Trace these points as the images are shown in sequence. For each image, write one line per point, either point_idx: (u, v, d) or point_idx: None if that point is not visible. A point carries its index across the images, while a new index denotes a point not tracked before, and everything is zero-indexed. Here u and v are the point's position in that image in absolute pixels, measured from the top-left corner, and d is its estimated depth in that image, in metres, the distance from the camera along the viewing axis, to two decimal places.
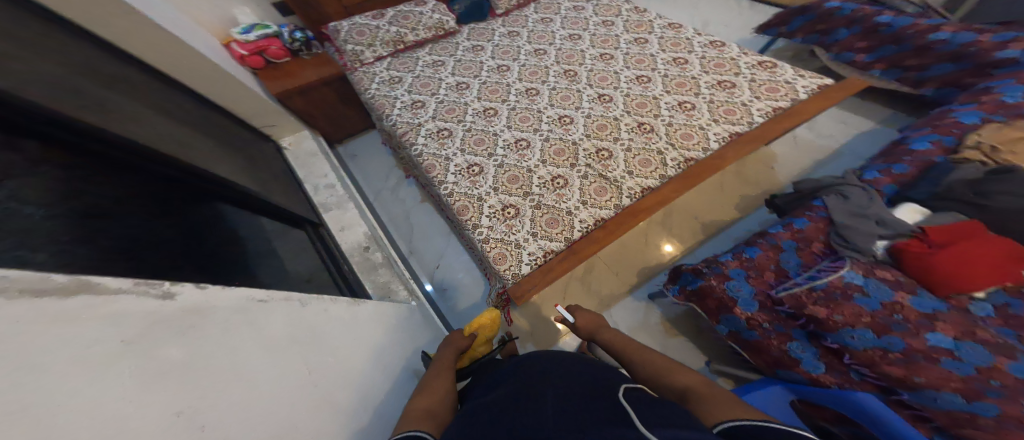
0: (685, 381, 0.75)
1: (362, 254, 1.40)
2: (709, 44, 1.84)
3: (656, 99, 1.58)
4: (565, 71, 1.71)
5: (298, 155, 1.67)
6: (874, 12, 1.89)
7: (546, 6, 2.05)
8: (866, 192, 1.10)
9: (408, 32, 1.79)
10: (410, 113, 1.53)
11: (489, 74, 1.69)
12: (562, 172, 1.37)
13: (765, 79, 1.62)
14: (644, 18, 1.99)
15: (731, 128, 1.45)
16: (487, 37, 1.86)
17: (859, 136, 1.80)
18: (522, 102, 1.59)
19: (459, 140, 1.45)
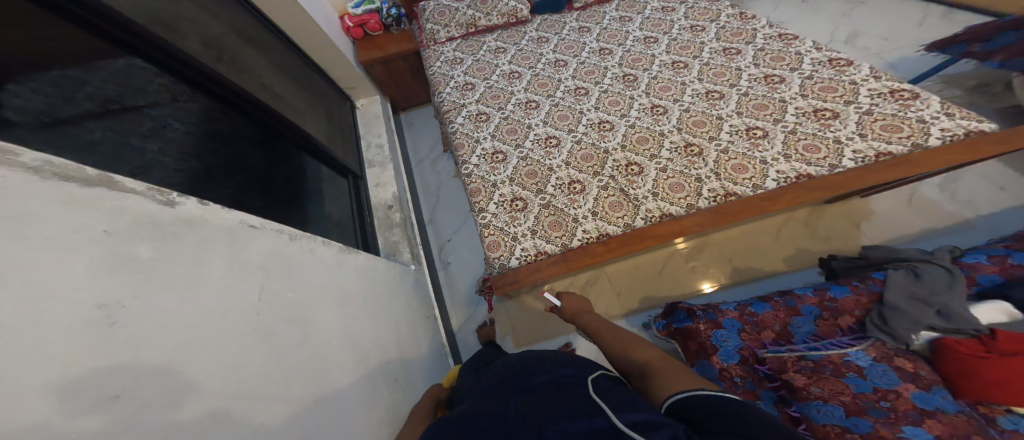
0: (645, 355, 0.70)
1: (384, 212, 1.60)
2: (829, 61, 1.46)
3: (720, 120, 1.38)
4: (624, 75, 1.60)
5: (365, 115, 1.92)
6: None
7: (631, 3, 1.89)
8: (948, 278, 0.94)
9: (481, 16, 1.82)
10: (458, 93, 1.61)
11: (544, 67, 1.67)
12: (582, 177, 1.31)
13: (888, 114, 1.26)
14: (749, 25, 1.67)
15: (804, 168, 1.21)
16: (556, 30, 1.82)
17: (1000, 215, 1.42)
18: (566, 100, 1.54)
19: (494, 126, 1.49)
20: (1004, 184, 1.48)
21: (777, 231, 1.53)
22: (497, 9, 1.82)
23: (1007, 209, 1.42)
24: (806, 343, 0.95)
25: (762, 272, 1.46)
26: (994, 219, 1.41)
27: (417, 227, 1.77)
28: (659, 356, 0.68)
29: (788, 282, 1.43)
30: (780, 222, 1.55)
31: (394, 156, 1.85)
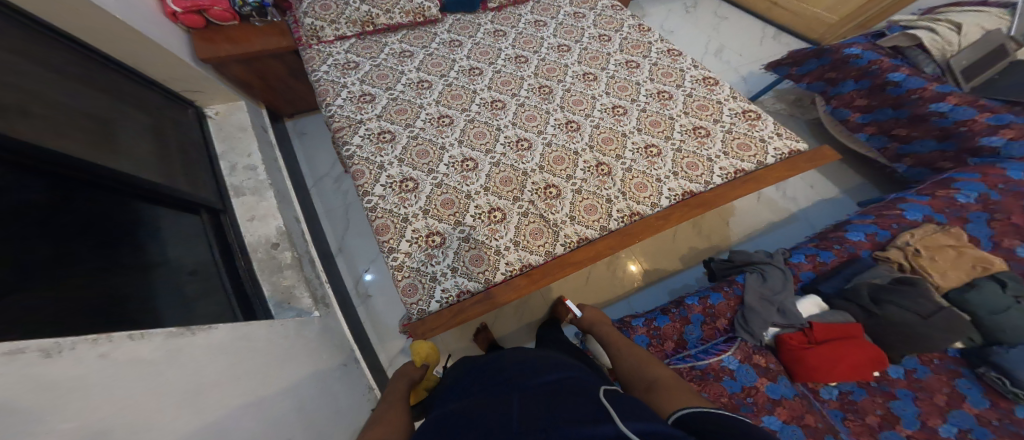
0: (657, 374, 0.89)
1: (267, 251, 1.33)
2: (702, 80, 1.61)
3: (624, 137, 1.43)
4: (540, 86, 1.53)
5: (223, 126, 1.50)
6: (891, 66, 1.60)
7: (545, 6, 1.79)
8: (783, 277, 1.21)
9: (379, 13, 1.56)
10: (353, 107, 1.34)
11: (457, 75, 1.50)
12: (502, 205, 1.26)
13: (741, 133, 1.45)
14: (645, 39, 1.72)
15: (688, 185, 1.33)
16: (471, 33, 1.65)
17: (817, 205, 1.87)
18: (482, 114, 1.42)
19: (401, 146, 1.29)
20: (812, 183, 1.94)
21: (675, 236, 1.78)
22: (399, 5, 1.57)
23: (823, 201, 1.88)
24: (696, 349, 1.12)
25: (665, 273, 1.69)
26: (812, 210, 1.85)
27: (315, 263, 1.53)
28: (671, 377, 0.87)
29: (685, 279, 1.69)
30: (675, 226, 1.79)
31: (275, 177, 1.53)
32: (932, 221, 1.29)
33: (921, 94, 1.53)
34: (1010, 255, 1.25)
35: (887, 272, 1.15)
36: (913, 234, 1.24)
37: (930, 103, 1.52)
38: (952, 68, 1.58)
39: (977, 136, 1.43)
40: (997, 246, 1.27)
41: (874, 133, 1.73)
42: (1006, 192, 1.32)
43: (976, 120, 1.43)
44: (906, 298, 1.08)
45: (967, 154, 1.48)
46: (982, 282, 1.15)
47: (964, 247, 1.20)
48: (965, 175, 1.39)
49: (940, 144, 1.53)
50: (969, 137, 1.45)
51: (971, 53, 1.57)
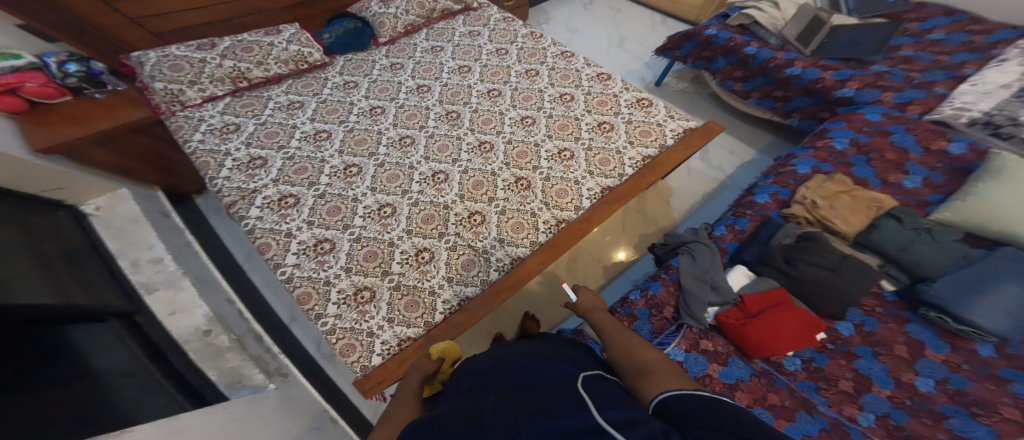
0: (645, 357, 0.76)
1: (201, 340, 1.11)
2: (596, 76, 1.66)
3: (537, 146, 1.43)
4: (447, 112, 1.50)
5: (112, 221, 1.26)
6: (743, 42, 1.85)
7: (439, 30, 1.78)
8: (710, 252, 1.27)
9: (249, 66, 1.49)
10: (242, 176, 1.26)
11: (358, 118, 1.46)
12: (428, 245, 1.21)
13: (640, 121, 1.51)
14: (539, 45, 1.76)
15: (604, 181, 1.36)
16: (365, 71, 1.62)
17: (743, 167, 1.93)
18: (392, 155, 1.37)
19: (308, 207, 1.23)
20: (731, 149, 2.01)
21: (622, 227, 1.78)
22: (273, 55, 1.52)
23: (747, 162, 1.95)
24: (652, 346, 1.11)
25: (622, 265, 1.66)
26: (740, 173, 1.91)
27: (261, 339, 1.33)
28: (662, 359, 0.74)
29: (643, 267, 1.67)
30: (619, 220, 1.81)
31: (189, 265, 1.32)
32: (820, 171, 1.42)
33: (775, 61, 1.78)
34: (897, 188, 1.37)
35: (794, 231, 1.26)
36: (808, 187, 1.36)
37: (785, 69, 1.76)
38: (788, 39, 1.84)
39: (833, 90, 1.67)
40: (884, 183, 1.38)
41: (760, 97, 1.92)
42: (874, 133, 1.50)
43: (824, 77, 1.69)
44: (811, 255, 1.17)
45: (835, 105, 1.69)
46: (881, 222, 1.26)
47: (855, 191, 1.32)
48: (835, 125, 1.58)
49: (811, 99, 1.76)
50: (827, 92, 1.68)
51: (794, 26, 1.88)
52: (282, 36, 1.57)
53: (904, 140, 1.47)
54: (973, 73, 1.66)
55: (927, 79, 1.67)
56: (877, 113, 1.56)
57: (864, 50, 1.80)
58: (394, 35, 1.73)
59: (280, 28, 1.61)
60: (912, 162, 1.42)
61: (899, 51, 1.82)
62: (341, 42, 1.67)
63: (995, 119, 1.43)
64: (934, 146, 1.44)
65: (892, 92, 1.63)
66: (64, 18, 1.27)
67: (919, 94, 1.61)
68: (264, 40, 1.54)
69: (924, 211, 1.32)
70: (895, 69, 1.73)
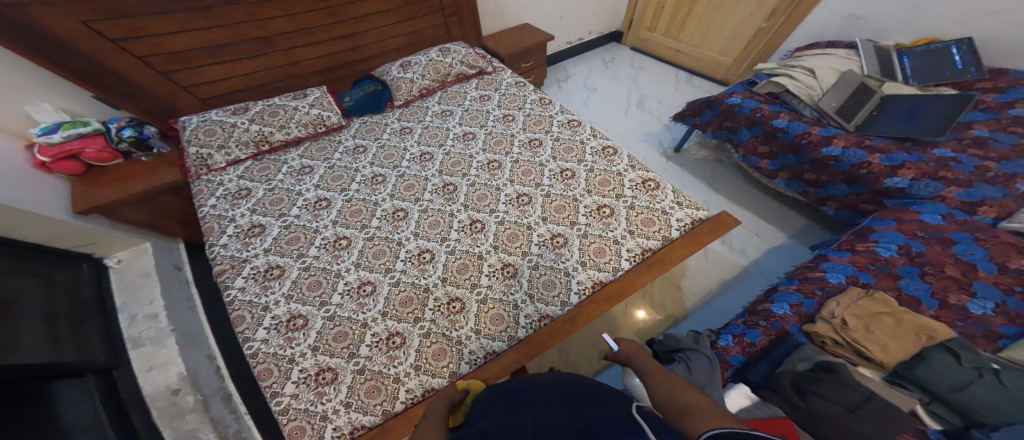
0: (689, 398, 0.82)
1: (168, 399, 1.20)
2: (602, 150, 1.62)
3: (529, 230, 1.40)
4: (445, 185, 1.53)
5: (125, 277, 1.44)
6: (770, 113, 1.75)
7: (452, 94, 1.87)
8: (708, 363, 1.06)
9: (273, 131, 1.60)
10: (239, 244, 1.37)
11: (359, 186, 1.54)
12: (401, 330, 1.21)
13: (644, 206, 1.43)
14: (546, 112, 1.78)
15: (597, 275, 1.30)
16: (376, 134, 1.71)
17: (770, 254, 1.77)
18: (383, 229, 1.43)
19: (291, 280, 1.30)
20: (757, 230, 1.86)
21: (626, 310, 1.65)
22: (295, 119, 1.63)
23: (775, 247, 1.78)
24: None
25: None
26: (767, 260, 1.75)
27: (231, 397, 1.42)
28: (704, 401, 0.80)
29: None
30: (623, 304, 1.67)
31: (181, 321, 1.45)
32: (856, 284, 1.20)
33: (809, 138, 1.64)
34: (961, 313, 1.10)
35: (811, 354, 1.04)
36: (838, 299, 1.15)
37: (821, 148, 1.61)
38: (827, 112, 1.66)
39: (880, 179, 1.49)
40: (942, 304, 1.12)
41: (790, 178, 1.77)
42: (930, 239, 1.27)
43: (870, 161, 1.51)
44: (828, 388, 0.94)
45: (881, 195, 1.51)
46: (932, 352, 0.99)
47: (898, 312, 1.08)
48: (881, 224, 1.38)
49: (850, 187, 1.58)
50: (872, 180, 1.51)
51: (835, 95, 1.68)
52: (307, 100, 1.68)
53: (970, 253, 1.21)
54: None
55: (1007, 171, 1.39)
56: (937, 213, 1.34)
57: (920, 131, 1.54)
58: (408, 99, 1.82)
59: (307, 91, 1.73)
60: (981, 281, 1.15)
61: (968, 129, 1.57)
62: (358, 105, 1.77)
63: None
64: (1012, 265, 1.16)
65: (958, 188, 1.39)
66: (124, 86, 1.45)
67: (993, 191, 1.35)
68: (291, 104, 1.65)
69: (995, 347, 1.03)
70: (962, 156, 1.47)
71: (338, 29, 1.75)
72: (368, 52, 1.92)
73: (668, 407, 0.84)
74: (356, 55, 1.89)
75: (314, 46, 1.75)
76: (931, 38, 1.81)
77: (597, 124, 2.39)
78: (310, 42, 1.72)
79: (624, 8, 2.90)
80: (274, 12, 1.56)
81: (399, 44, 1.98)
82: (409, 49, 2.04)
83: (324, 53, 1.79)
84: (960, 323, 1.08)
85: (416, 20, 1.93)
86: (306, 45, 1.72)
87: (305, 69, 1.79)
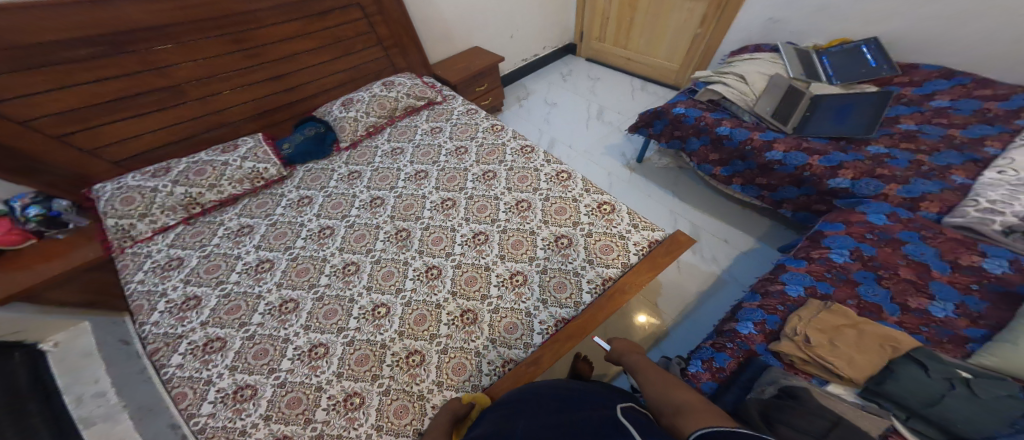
0: (682, 398, 0.92)
1: None
2: (556, 176, 1.58)
3: (487, 270, 1.34)
4: (397, 231, 1.46)
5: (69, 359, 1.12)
6: (714, 121, 1.76)
7: (402, 129, 1.82)
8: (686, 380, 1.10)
9: (202, 191, 1.50)
10: (173, 319, 1.27)
11: (306, 242, 1.45)
12: (358, 392, 1.10)
13: (601, 232, 1.39)
14: (499, 140, 1.73)
15: (559, 312, 1.24)
16: (322, 183, 1.63)
17: (740, 259, 1.74)
18: (333, 286, 1.34)
19: (234, 351, 1.19)
20: (724, 236, 1.83)
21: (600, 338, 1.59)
22: (226, 174, 1.54)
23: (743, 252, 1.76)
24: None
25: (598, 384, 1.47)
26: (737, 267, 1.72)
27: None
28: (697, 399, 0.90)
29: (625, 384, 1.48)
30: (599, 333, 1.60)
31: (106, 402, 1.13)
32: (815, 296, 1.18)
33: (753, 144, 1.65)
34: (924, 317, 1.09)
35: (776, 379, 1.01)
36: (801, 313, 1.12)
37: (764, 153, 1.63)
38: (764, 116, 1.69)
39: (824, 180, 1.50)
40: (904, 309, 1.12)
41: (743, 183, 1.77)
42: (878, 241, 1.28)
43: (811, 163, 1.53)
44: (795, 417, 0.90)
45: (829, 195, 1.52)
46: (897, 365, 0.98)
47: (860, 323, 1.06)
48: (831, 229, 1.38)
49: (800, 189, 1.59)
50: (817, 181, 1.52)
51: (768, 100, 1.73)
52: (238, 152, 1.59)
53: (922, 253, 1.22)
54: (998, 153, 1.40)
55: (939, 164, 1.44)
56: (882, 213, 1.35)
57: (852, 129, 1.58)
58: (354, 139, 1.76)
59: (238, 143, 1.65)
60: (938, 281, 1.15)
61: (896, 124, 1.62)
62: (300, 151, 1.69)
63: None
64: (963, 261, 1.17)
65: (897, 184, 1.41)
66: (15, 159, 1.31)
67: (930, 186, 1.38)
68: (219, 159, 1.56)
69: (963, 351, 1.02)
70: (896, 151, 1.51)
71: (258, 72, 1.68)
72: (299, 93, 1.86)
73: (663, 405, 0.93)
74: (286, 97, 1.82)
75: (235, 93, 1.66)
76: (843, 39, 1.89)
77: (560, 139, 2.35)
78: (229, 89, 1.64)
79: (572, 22, 2.93)
80: (178, 59, 1.47)
81: (333, 81, 1.93)
82: (349, 85, 2.00)
83: (248, 98, 1.71)
84: (925, 328, 1.07)
85: (348, 56, 1.90)
86: (224, 91, 1.63)
87: (230, 117, 1.70)
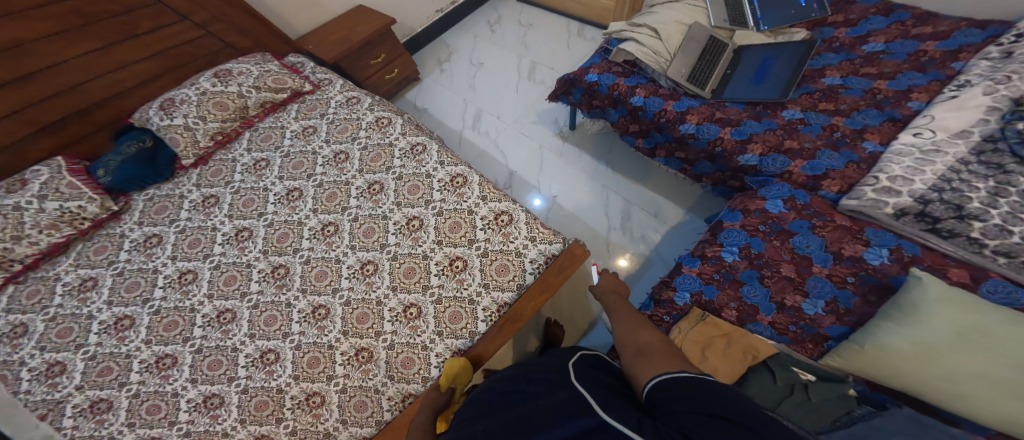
0: (646, 338, 0.88)
1: None
2: (450, 181, 1.45)
3: (379, 305, 1.27)
4: (274, 267, 1.38)
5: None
6: (627, 90, 1.58)
7: (264, 132, 1.73)
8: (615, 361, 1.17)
9: (9, 245, 1.38)
10: (44, 387, 1.20)
11: (166, 290, 1.38)
12: (264, 435, 1.10)
13: (497, 250, 1.30)
14: (386, 138, 1.60)
15: (453, 344, 1.19)
16: (170, 214, 1.55)
17: (666, 236, 1.68)
18: (210, 338, 1.27)
19: (126, 409, 1.16)
20: (652, 211, 1.75)
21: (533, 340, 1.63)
22: (28, 220, 1.41)
23: (671, 228, 1.69)
24: None
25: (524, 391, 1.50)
26: (661, 245, 1.66)
27: None
28: (658, 342, 0.86)
29: None
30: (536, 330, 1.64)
31: None
32: (700, 300, 1.21)
33: (665, 116, 1.51)
34: (795, 316, 1.13)
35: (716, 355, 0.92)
36: (681, 327, 1.15)
37: (678, 125, 1.49)
38: (679, 81, 1.52)
39: (734, 157, 1.41)
40: (780, 308, 1.15)
41: (666, 156, 1.65)
42: (769, 234, 1.26)
43: (723, 137, 1.43)
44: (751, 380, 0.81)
45: (741, 172, 1.45)
46: (753, 373, 1.04)
47: (732, 332, 1.11)
48: (730, 219, 1.36)
49: (714, 164, 1.51)
50: (729, 158, 1.43)
51: (683, 60, 1.53)
52: (28, 190, 1.44)
53: (807, 245, 1.21)
54: (920, 107, 1.31)
55: (854, 127, 1.35)
56: (779, 200, 1.31)
57: (767, 91, 1.47)
58: (197, 154, 1.67)
59: (26, 178, 1.48)
60: (816, 276, 1.16)
61: (820, 78, 1.51)
62: (122, 176, 1.55)
63: (931, 208, 1.12)
64: (846, 252, 1.17)
65: (803, 160, 1.34)
66: None
67: (835, 160, 1.31)
68: (6, 203, 1.40)
69: (819, 350, 1.08)
70: (809, 115, 1.41)
71: None
72: (82, 97, 1.61)
73: (628, 345, 0.90)
74: (61, 103, 1.57)
75: None
76: None
77: (487, 110, 2.19)
78: None
79: None
80: None
81: (127, 78, 1.69)
82: (163, 78, 1.79)
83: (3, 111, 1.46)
84: (793, 327, 1.11)
85: (124, 42, 1.62)
86: None
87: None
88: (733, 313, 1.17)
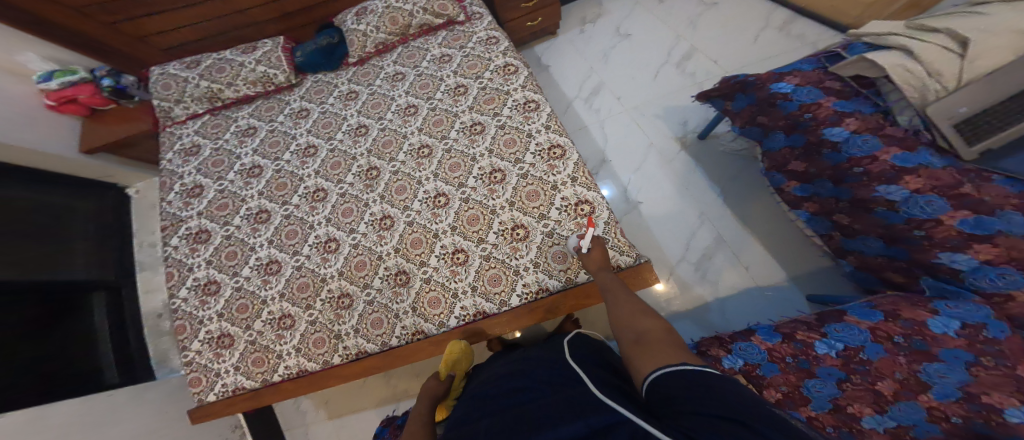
0: (647, 323, 0.71)
1: (155, 320, 1.79)
2: (547, 150, 1.31)
3: (435, 239, 1.23)
4: (368, 168, 1.44)
5: (138, 205, 2.04)
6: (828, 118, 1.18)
7: (411, 51, 1.70)
8: None
9: (221, 87, 1.69)
10: (181, 202, 1.51)
11: (291, 157, 1.53)
12: (292, 313, 1.22)
13: (563, 236, 1.17)
14: (506, 86, 1.48)
15: (482, 304, 1.13)
16: (322, 97, 1.68)
17: (750, 295, 1.40)
18: (301, 208, 1.40)
19: (213, 248, 1.39)
20: (747, 262, 1.45)
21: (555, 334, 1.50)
22: (241, 75, 1.68)
23: (762, 291, 1.40)
24: None
25: None
26: (741, 302, 1.39)
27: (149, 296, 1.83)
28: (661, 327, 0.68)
29: None
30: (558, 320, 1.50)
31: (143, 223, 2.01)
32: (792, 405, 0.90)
33: (866, 167, 1.08)
34: None
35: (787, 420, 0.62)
36: None
37: (876, 184, 1.07)
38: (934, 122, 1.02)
39: (932, 252, 0.98)
40: None
41: (815, 212, 1.30)
42: (902, 349, 0.85)
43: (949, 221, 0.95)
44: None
45: (923, 270, 1.03)
46: None
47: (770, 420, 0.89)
48: (861, 314, 0.96)
49: (886, 248, 1.11)
50: (921, 250, 1.01)
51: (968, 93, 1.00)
52: (253, 55, 1.70)
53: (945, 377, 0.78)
54: None
55: None
56: None
57: None
58: (361, 55, 1.73)
59: (257, 44, 1.74)
60: (911, 398, 0.79)
61: None
62: (310, 62, 1.74)
63: None
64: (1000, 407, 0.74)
65: None
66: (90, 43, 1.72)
67: None
68: (237, 59, 1.69)
69: None
70: None
71: None
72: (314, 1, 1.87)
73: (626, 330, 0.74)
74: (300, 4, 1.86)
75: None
76: None
77: (609, 85, 2.00)
78: None
79: None
80: None
81: None
82: None
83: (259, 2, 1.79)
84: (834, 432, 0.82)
85: None
86: None
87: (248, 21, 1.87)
88: (774, 394, 0.91)
